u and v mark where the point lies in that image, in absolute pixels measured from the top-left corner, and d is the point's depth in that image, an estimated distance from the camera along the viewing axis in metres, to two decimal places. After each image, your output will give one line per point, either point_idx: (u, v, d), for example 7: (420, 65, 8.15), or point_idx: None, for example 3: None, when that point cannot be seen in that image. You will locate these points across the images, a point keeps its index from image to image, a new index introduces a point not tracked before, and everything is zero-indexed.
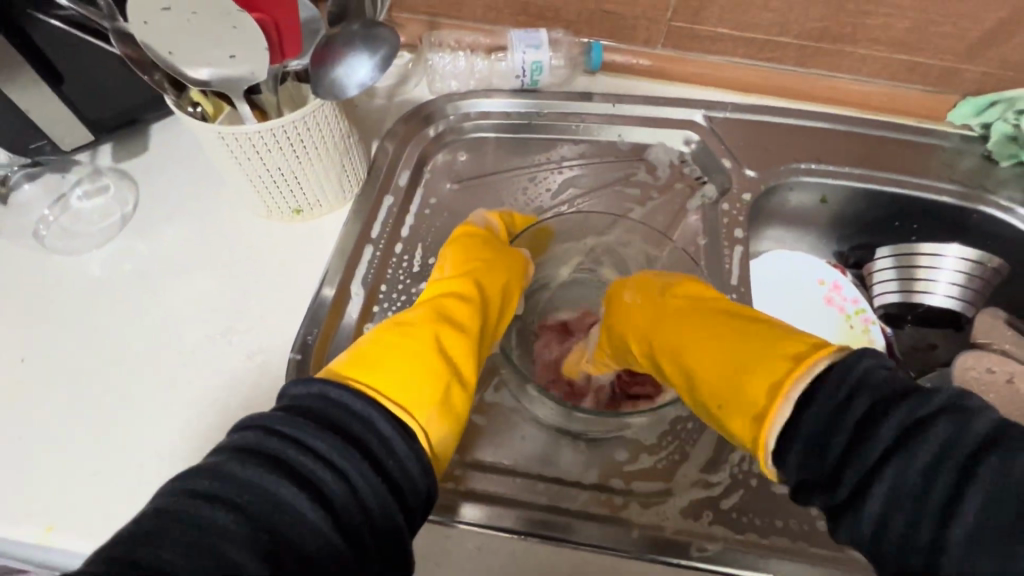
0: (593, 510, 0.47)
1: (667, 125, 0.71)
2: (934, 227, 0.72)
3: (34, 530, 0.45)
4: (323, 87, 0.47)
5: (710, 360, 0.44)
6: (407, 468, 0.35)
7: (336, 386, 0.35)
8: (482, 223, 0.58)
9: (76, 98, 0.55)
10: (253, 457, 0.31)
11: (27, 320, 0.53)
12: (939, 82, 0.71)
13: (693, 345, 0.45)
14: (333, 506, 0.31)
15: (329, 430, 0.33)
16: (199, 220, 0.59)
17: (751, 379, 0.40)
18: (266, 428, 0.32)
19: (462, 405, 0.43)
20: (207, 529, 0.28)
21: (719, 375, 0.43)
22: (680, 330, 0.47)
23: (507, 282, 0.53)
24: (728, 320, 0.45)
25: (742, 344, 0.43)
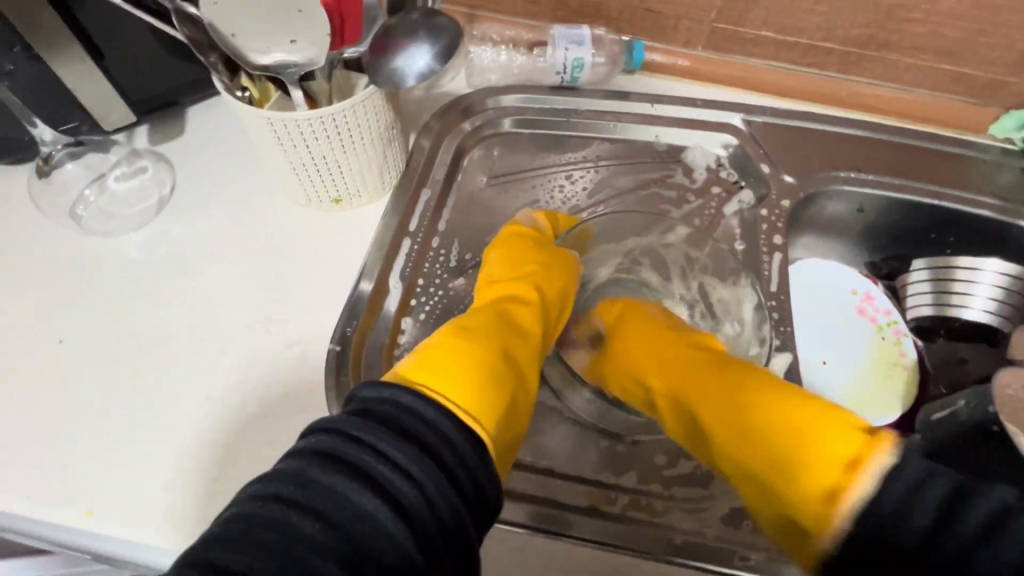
0: (633, 514, 0.47)
1: (705, 128, 0.71)
2: (970, 240, 0.71)
3: (73, 513, 0.44)
4: (383, 76, 0.47)
5: (767, 441, 0.43)
6: (477, 478, 0.35)
7: (406, 392, 0.36)
8: (530, 222, 0.59)
9: (118, 77, 0.54)
10: (334, 463, 0.31)
11: (66, 301, 0.53)
12: (982, 94, 0.70)
13: (747, 409, 0.44)
14: (410, 516, 0.31)
15: (403, 438, 0.33)
16: (236, 206, 0.58)
17: (826, 447, 0.40)
18: (342, 433, 0.33)
19: (522, 410, 0.43)
20: (292, 537, 0.29)
21: (782, 442, 0.42)
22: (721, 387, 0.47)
23: (562, 287, 0.54)
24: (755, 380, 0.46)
25: (785, 412, 0.43)
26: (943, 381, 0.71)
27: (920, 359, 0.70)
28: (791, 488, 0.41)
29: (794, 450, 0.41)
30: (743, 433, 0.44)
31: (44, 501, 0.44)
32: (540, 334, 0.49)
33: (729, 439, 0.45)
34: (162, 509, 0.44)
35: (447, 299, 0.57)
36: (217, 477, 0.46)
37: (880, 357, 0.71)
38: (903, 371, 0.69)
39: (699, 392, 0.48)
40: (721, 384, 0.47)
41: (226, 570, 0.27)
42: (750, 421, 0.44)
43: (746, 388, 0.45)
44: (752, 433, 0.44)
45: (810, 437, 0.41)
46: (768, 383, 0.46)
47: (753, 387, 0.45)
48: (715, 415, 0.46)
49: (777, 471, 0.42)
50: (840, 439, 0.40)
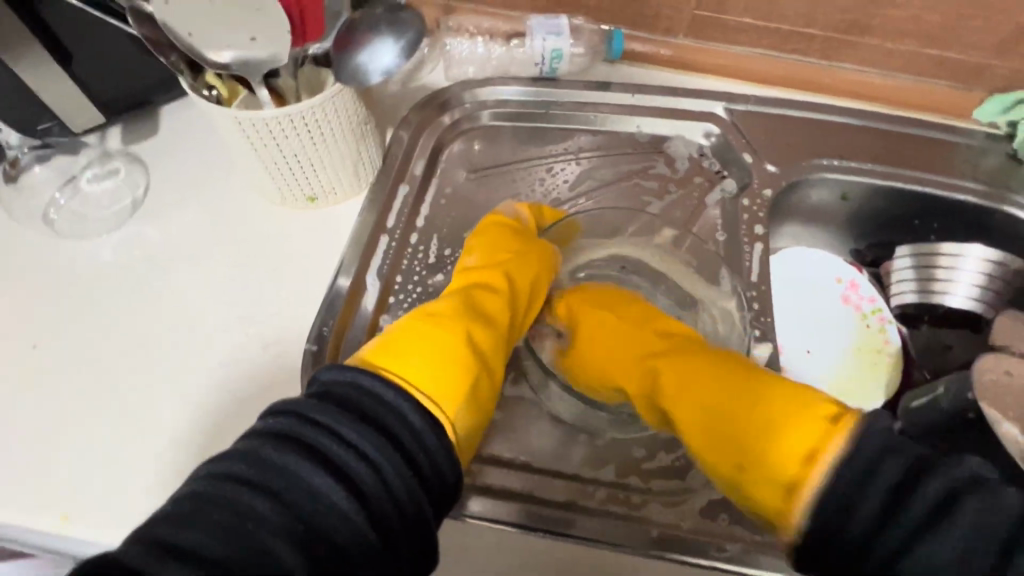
0: (611, 508, 0.47)
1: (687, 118, 0.70)
2: (955, 226, 0.71)
3: (50, 519, 0.44)
4: (346, 72, 0.46)
5: (739, 435, 0.43)
6: (437, 464, 0.35)
7: (367, 375, 0.36)
8: (512, 214, 0.59)
9: (87, 77, 0.54)
10: (290, 444, 0.32)
11: (38, 305, 0.52)
12: (966, 78, 0.69)
13: (724, 405, 0.44)
14: (366, 497, 0.32)
15: (362, 420, 0.34)
16: (208, 205, 0.58)
17: (787, 438, 0.40)
18: (299, 414, 0.33)
19: (487, 396, 0.43)
20: (242, 516, 0.29)
21: (750, 432, 0.42)
22: (697, 379, 0.46)
23: (536, 277, 0.54)
24: (733, 370, 0.46)
25: (748, 402, 0.43)
26: (930, 368, 0.70)
27: (905, 346, 0.71)
28: (765, 474, 0.41)
29: (763, 436, 0.41)
30: (720, 424, 0.44)
31: (20, 507, 0.44)
32: (509, 321, 0.49)
33: (708, 428, 0.45)
34: (138, 512, 0.44)
35: (426, 296, 0.57)
36: None
37: (864, 344, 0.71)
38: (887, 359, 0.70)
39: (681, 381, 0.47)
40: (701, 383, 0.46)
41: (177, 547, 0.28)
42: (722, 409, 0.44)
43: (725, 374, 0.46)
44: (725, 419, 0.44)
45: (778, 427, 0.41)
46: (745, 375, 0.45)
47: (725, 384, 0.45)
48: (697, 407, 0.46)
49: (747, 459, 0.42)
50: (811, 424, 0.40)
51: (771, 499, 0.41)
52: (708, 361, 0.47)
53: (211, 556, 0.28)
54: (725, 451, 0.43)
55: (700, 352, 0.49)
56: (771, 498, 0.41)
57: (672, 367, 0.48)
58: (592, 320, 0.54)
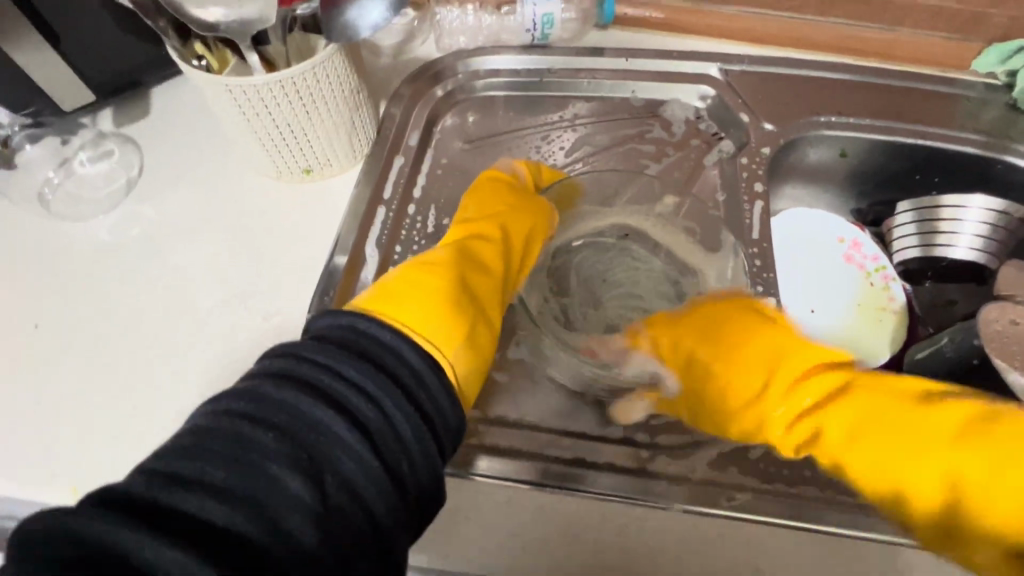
0: (619, 463, 0.48)
1: (682, 80, 0.69)
2: (956, 179, 0.71)
3: (61, 492, 0.44)
4: (336, 31, 0.46)
5: (968, 481, 0.37)
6: (440, 404, 0.36)
7: (365, 320, 0.37)
8: (508, 169, 0.59)
9: (76, 57, 0.53)
10: (289, 382, 0.32)
11: (38, 287, 0.52)
12: (963, 28, 0.69)
13: (946, 455, 0.38)
14: (369, 430, 0.32)
15: (365, 361, 0.34)
16: (203, 181, 0.57)
17: (1010, 473, 0.36)
18: (297, 356, 0.34)
19: (487, 342, 0.44)
20: (246, 447, 0.29)
21: (963, 471, 0.37)
22: (897, 434, 0.40)
23: (533, 229, 0.54)
24: (925, 408, 0.40)
25: (985, 445, 0.37)
26: (933, 324, 0.71)
27: (910, 303, 0.70)
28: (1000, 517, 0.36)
29: (973, 475, 0.37)
30: (937, 466, 0.38)
31: (31, 482, 0.45)
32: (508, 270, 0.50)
33: (943, 478, 0.38)
34: None
35: None
36: None
37: (869, 302, 0.71)
38: (892, 315, 0.69)
39: (880, 432, 0.40)
40: (895, 434, 0.40)
41: (182, 477, 0.28)
42: (957, 452, 0.38)
43: (903, 407, 0.40)
44: (938, 462, 0.38)
45: (1004, 463, 0.36)
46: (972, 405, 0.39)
47: (931, 427, 0.39)
48: (944, 456, 0.38)
49: (957, 486, 0.37)
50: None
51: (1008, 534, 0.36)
52: (899, 406, 0.41)
53: (218, 485, 0.28)
54: (952, 493, 0.37)
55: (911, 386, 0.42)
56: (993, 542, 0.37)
57: (855, 409, 0.42)
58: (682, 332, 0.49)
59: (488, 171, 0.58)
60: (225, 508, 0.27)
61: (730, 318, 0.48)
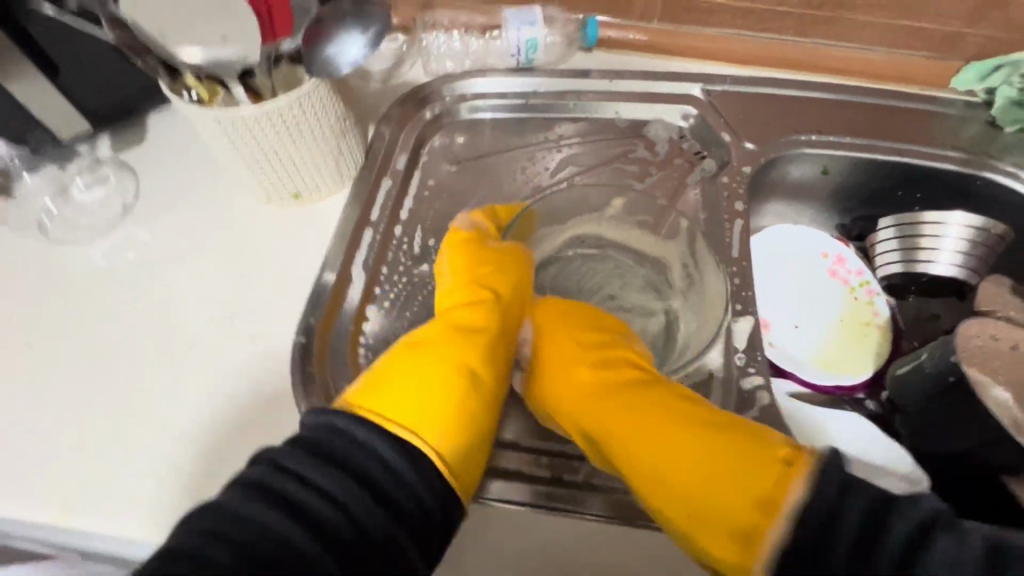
0: (598, 481, 0.49)
1: (665, 101, 0.71)
2: (937, 195, 0.71)
3: (53, 512, 0.46)
4: (318, 66, 0.48)
5: (704, 490, 0.41)
6: (416, 493, 0.38)
7: (342, 417, 0.39)
8: (469, 225, 0.58)
9: (73, 88, 0.55)
10: (258, 494, 0.35)
11: (34, 310, 0.54)
12: (941, 48, 0.70)
13: (700, 464, 0.42)
14: (332, 537, 0.35)
15: (332, 465, 0.37)
16: (196, 205, 0.59)
17: (739, 488, 0.40)
18: (271, 465, 0.37)
19: (479, 417, 0.45)
20: (212, 564, 0.32)
21: (695, 481, 0.42)
22: (654, 442, 0.44)
23: (520, 285, 0.55)
24: (696, 424, 0.44)
25: (723, 459, 0.41)
26: (917, 338, 0.71)
27: (893, 318, 0.71)
28: (716, 522, 0.40)
29: (708, 485, 0.41)
30: (692, 476, 0.42)
31: (25, 502, 0.46)
32: (499, 333, 0.51)
33: (687, 486, 0.42)
34: (138, 504, 0.46)
35: (412, 285, 0.58)
36: (190, 472, 0.47)
37: (854, 317, 0.71)
38: (876, 330, 0.70)
39: (643, 439, 0.45)
40: (659, 442, 0.44)
41: None
42: (705, 465, 0.42)
43: (679, 419, 0.45)
44: (694, 473, 0.42)
45: (733, 477, 0.41)
46: (696, 419, 0.44)
47: (692, 439, 0.43)
48: (695, 459, 0.42)
49: (696, 500, 0.42)
50: (767, 463, 0.40)
51: (729, 552, 0.40)
52: (665, 415, 0.45)
53: None
54: (697, 501, 0.42)
55: (695, 401, 0.46)
56: (717, 543, 0.40)
57: (622, 413, 0.47)
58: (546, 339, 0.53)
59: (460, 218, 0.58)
60: None
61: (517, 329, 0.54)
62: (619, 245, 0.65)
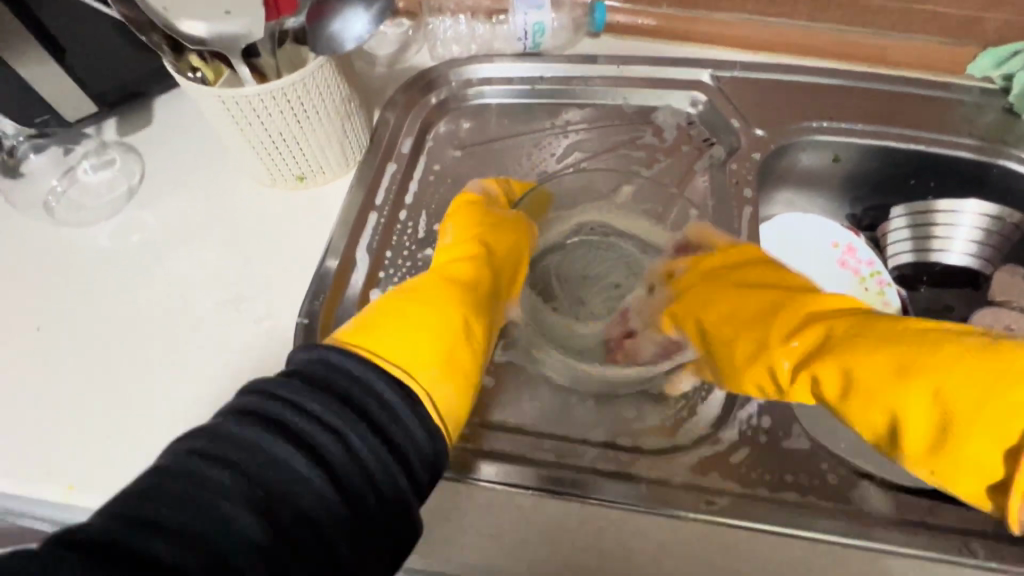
0: (601, 466, 0.48)
1: (674, 87, 0.70)
2: (951, 184, 0.70)
3: (57, 489, 0.46)
4: (322, 43, 0.48)
5: (977, 420, 0.35)
6: (411, 431, 0.37)
7: (334, 352, 0.38)
8: (479, 189, 0.59)
9: (81, 71, 0.55)
10: (256, 419, 0.34)
11: (40, 291, 0.54)
12: (957, 33, 0.69)
13: (949, 392, 0.36)
14: (331, 466, 0.33)
15: (331, 395, 0.36)
16: (200, 188, 0.59)
17: (1013, 406, 0.34)
18: (267, 392, 0.35)
19: (467, 360, 0.45)
20: (205, 485, 0.31)
21: (957, 412, 0.35)
22: (906, 375, 0.37)
23: (514, 246, 0.55)
24: (931, 347, 0.38)
25: (983, 381, 0.35)
26: None
27: (905, 308, 0.70)
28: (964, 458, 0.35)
29: (973, 413, 0.35)
30: (962, 406, 0.35)
31: (29, 479, 0.46)
32: (488, 286, 0.51)
33: (950, 421, 0.36)
34: (140, 482, 0.46)
35: (416, 270, 0.57)
36: None
37: (863, 307, 0.70)
38: None
39: (906, 373, 0.38)
40: (918, 373, 0.37)
41: (143, 518, 0.29)
42: (958, 389, 0.36)
43: (910, 347, 0.39)
44: (950, 406, 0.36)
45: (998, 395, 0.34)
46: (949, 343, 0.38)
47: (944, 366, 0.37)
48: (924, 391, 0.37)
49: (969, 432, 0.35)
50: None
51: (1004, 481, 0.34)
52: (910, 342, 0.39)
53: (173, 526, 0.29)
54: (957, 437, 0.35)
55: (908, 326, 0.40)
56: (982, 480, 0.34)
57: (870, 344, 0.40)
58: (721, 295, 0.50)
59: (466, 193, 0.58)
60: (176, 548, 0.28)
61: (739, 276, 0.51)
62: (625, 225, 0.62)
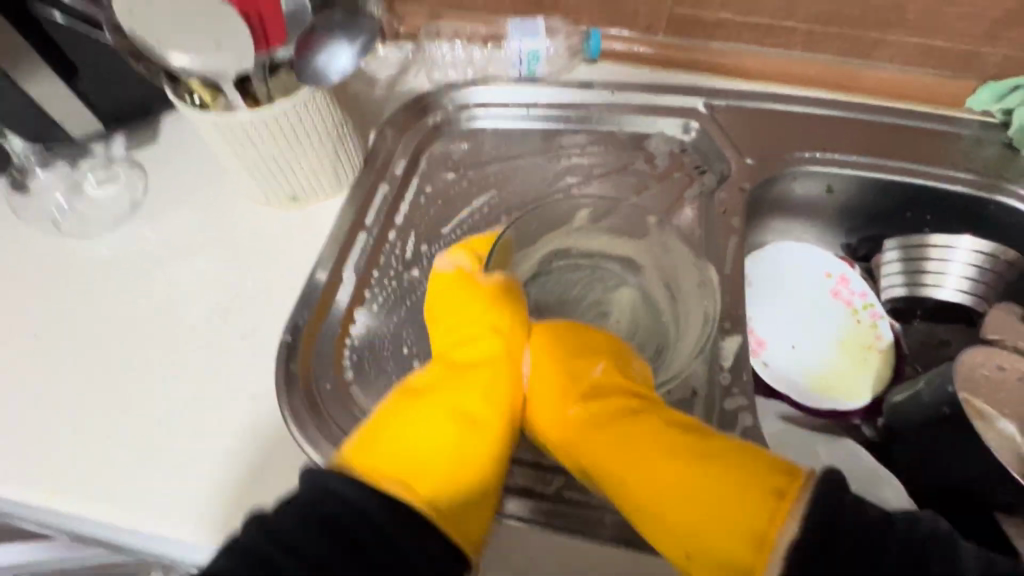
0: (568, 494, 0.50)
1: (667, 114, 0.71)
2: (948, 218, 0.69)
3: (43, 493, 0.48)
4: (308, 75, 0.49)
5: (697, 522, 0.42)
6: (413, 547, 0.40)
7: (333, 477, 0.41)
8: (449, 265, 0.56)
9: (89, 91, 0.58)
10: (254, 565, 0.37)
11: (40, 300, 0.57)
12: (957, 67, 0.68)
13: (685, 494, 0.43)
14: None
15: (317, 524, 0.39)
16: (198, 204, 0.61)
17: (732, 520, 0.41)
18: (259, 536, 0.38)
19: (478, 468, 0.46)
20: None
21: (692, 515, 0.43)
22: (661, 480, 0.44)
23: (510, 327, 0.54)
24: (684, 455, 0.45)
25: (712, 489, 0.42)
26: (922, 363, 0.69)
27: (897, 342, 0.69)
28: (710, 540, 0.41)
29: (696, 516, 0.42)
30: (692, 510, 0.43)
31: (17, 483, 0.48)
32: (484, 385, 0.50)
33: (685, 522, 0.43)
34: (124, 491, 0.48)
35: (401, 290, 0.59)
36: (176, 461, 0.49)
37: (854, 339, 0.70)
38: (878, 355, 0.68)
39: (665, 479, 0.44)
40: (664, 481, 0.44)
41: None
42: (690, 494, 0.43)
43: (666, 451, 0.45)
44: (695, 510, 0.43)
45: (719, 501, 0.42)
46: (706, 448, 0.45)
47: (686, 474, 0.44)
48: (680, 483, 0.44)
49: (704, 533, 0.42)
50: (764, 494, 0.41)
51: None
52: (667, 447, 0.45)
53: None
54: (685, 537, 0.43)
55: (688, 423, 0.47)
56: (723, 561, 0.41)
57: (627, 449, 0.47)
58: (544, 369, 0.53)
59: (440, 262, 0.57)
60: None
61: (553, 346, 0.54)
62: (612, 249, 0.62)
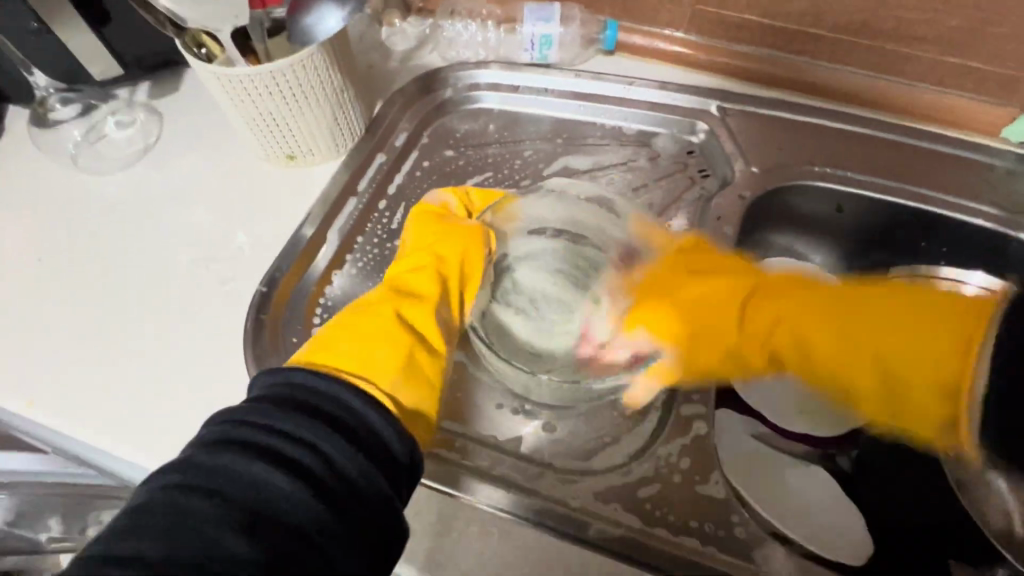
0: (511, 477, 0.50)
1: (677, 113, 0.69)
2: (965, 251, 0.65)
3: (18, 402, 0.52)
4: (298, 35, 0.52)
5: (912, 371, 0.48)
6: (381, 434, 0.39)
7: (298, 371, 0.40)
8: (436, 201, 0.59)
9: (114, 39, 0.61)
10: (231, 449, 0.36)
11: (48, 226, 0.61)
12: (995, 92, 0.64)
13: (864, 340, 0.49)
14: (306, 475, 0.35)
15: (298, 411, 0.38)
16: (203, 154, 0.64)
17: (939, 356, 0.48)
18: (234, 421, 0.37)
19: (431, 369, 0.47)
20: (183, 516, 0.33)
21: (908, 357, 0.49)
22: (879, 334, 0.49)
23: (467, 255, 0.54)
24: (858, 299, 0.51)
25: (909, 332, 0.49)
26: None
27: None
28: (926, 407, 0.49)
29: (896, 341, 0.49)
30: (899, 369, 0.49)
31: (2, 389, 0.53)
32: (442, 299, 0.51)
33: (912, 373, 0.48)
34: (92, 409, 0.51)
35: (380, 258, 0.60)
36: (145, 388, 0.52)
37: None
38: None
39: (818, 337, 0.51)
40: (898, 335, 0.49)
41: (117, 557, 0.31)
42: (869, 336, 0.50)
43: (836, 303, 0.52)
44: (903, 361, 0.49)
45: (920, 340, 0.48)
46: (896, 292, 0.51)
47: (859, 315, 0.50)
48: (899, 339, 0.49)
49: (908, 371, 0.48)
50: (944, 313, 0.49)
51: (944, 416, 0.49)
52: (840, 301, 0.52)
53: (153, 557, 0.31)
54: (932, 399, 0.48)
55: (854, 292, 0.52)
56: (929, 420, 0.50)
57: (829, 317, 0.51)
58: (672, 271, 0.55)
59: (423, 206, 0.58)
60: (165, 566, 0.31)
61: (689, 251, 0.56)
62: (601, 241, 0.59)
